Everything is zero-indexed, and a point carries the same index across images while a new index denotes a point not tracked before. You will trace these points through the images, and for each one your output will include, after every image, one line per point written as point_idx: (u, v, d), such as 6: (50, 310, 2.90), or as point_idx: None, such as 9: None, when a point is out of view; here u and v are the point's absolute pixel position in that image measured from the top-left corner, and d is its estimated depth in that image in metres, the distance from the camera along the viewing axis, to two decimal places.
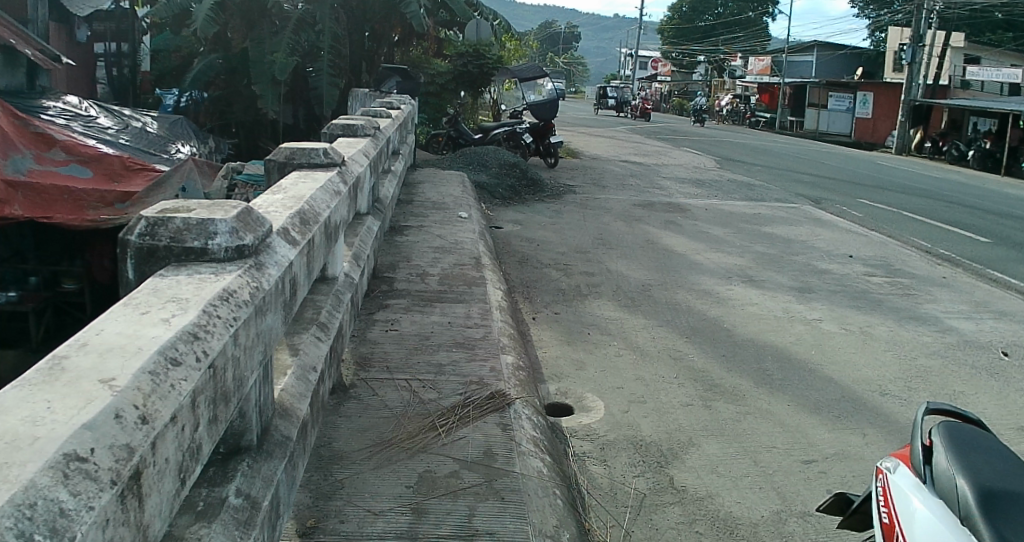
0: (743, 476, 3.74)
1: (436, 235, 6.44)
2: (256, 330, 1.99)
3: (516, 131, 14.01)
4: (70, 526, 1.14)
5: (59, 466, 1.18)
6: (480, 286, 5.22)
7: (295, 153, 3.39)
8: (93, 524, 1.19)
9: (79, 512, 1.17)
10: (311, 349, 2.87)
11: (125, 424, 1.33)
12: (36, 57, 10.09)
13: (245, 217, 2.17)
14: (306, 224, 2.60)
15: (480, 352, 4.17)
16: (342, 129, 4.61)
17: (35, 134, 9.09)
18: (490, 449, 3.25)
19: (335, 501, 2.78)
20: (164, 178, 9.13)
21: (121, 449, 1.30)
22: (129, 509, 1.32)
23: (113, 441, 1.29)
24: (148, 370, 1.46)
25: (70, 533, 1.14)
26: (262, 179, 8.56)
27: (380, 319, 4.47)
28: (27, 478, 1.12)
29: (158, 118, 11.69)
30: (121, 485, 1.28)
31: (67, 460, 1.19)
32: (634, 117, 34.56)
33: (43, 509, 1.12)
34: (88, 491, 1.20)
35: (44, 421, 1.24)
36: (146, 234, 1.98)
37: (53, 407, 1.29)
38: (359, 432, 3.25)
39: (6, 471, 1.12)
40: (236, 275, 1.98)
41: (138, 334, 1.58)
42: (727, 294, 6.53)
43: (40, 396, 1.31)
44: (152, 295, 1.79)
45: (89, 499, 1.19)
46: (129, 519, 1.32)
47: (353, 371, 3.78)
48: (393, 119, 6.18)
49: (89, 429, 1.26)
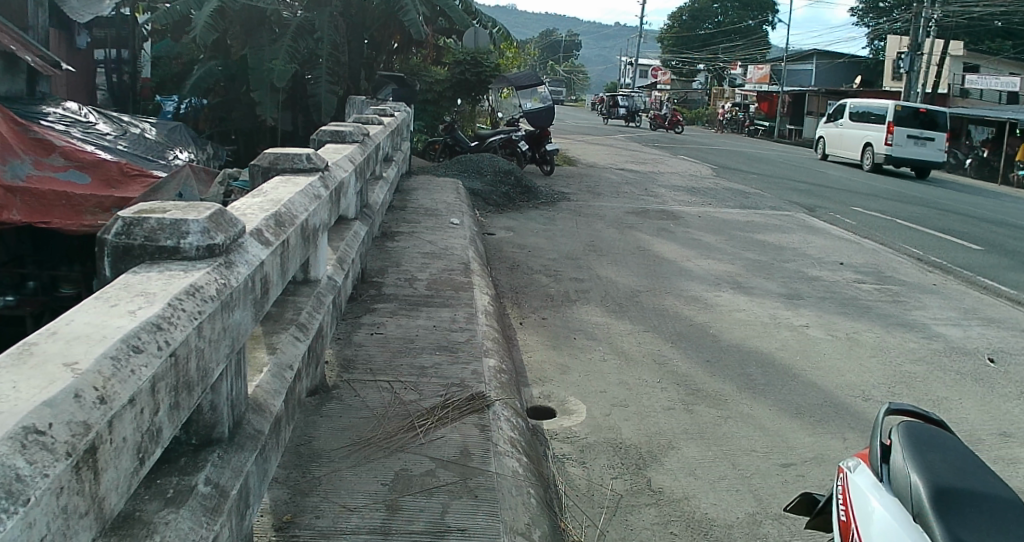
0: (720, 479, 3.79)
1: (426, 241, 6.47)
2: (223, 325, 2.07)
3: (512, 138, 14.14)
4: (24, 491, 1.23)
5: (18, 437, 1.26)
6: (467, 291, 5.26)
7: (279, 158, 3.45)
8: (47, 490, 1.27)
9: (34, 478, 1.25)
10: (289, 348, 2.92)
11: (84, 403, 1.41)
12: (36, 63, 10.13)
13: (218, 218, 2.25)
14: (281, 225, 2.66)
15: (463, 354, 4.23)
16: (331, 135, 4.66)
17: (35, 140, 9.22)
18: (468, 449, 3.31)
19: (312, 498, 2.83)
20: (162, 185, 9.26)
21: (77, 424, 1.38)
22: (85, 480, 1.39)
23: (71, 417, 1.37)
24: (110, 355, 1.54)
25: (24, 496, 1.23)
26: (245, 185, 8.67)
27: (366, 323, 4.51)
28: None
29: (156, 125, 11.84)
30: (76, 457, 1.35)
31: (26, 433, 1.28)
32: (663, 125, 34.18)
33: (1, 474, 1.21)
34: (43, 460, 1.28)
35: (8, 399, 1.33)
36: (123, 233, 2.08)
37: (18, 386, 1.38)
38: (339, 431, 3.31)
39: None
40: (204, 272, 2.05)
41: (105, 324, 1.66)
42: (716, 300, 6.57)
43: (8, 376, 1.40)
44: (123, 290, 1.87)
45: (45, 467, 1.28)
46: (84, 489, 1.39)
47: (337, 373, 3.84)
48: (384, 126, 6.23)
49: (49, 406, 1.35)
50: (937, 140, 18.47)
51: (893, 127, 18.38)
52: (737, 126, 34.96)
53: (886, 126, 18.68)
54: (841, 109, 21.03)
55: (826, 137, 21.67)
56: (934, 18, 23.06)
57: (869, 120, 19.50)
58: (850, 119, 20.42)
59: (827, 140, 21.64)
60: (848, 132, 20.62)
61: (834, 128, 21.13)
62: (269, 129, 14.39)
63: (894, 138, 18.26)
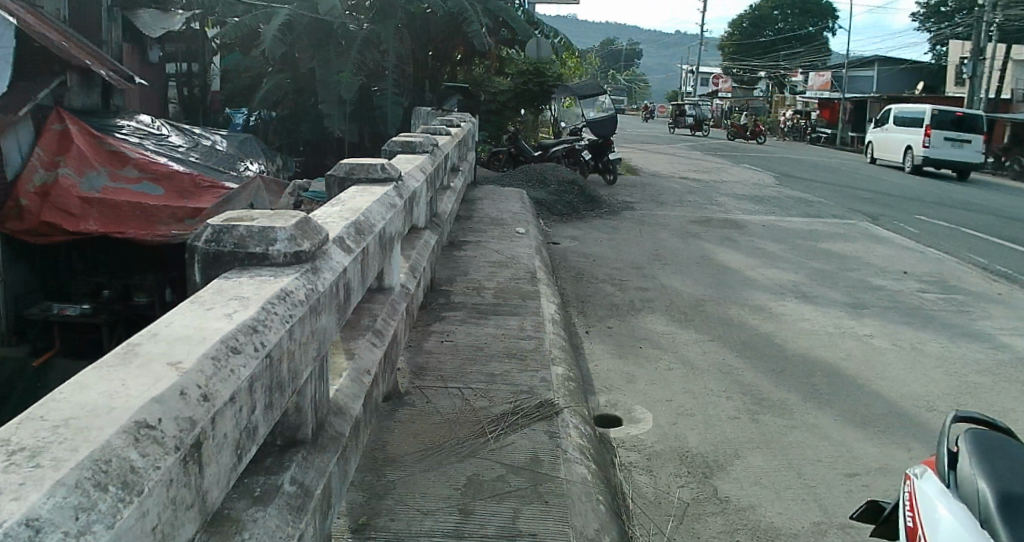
0: (786, 488, 3.76)
1: (493, 250, 6.57)
2: (311, 328, 2.16)
3: (575, 148, 14.38)
4: (138, 481, 1.32)
5: (131, 431, 1.36)
6: (535, 299, 5.32)
7: (355, 168, 3.55)
8: (158, 481, 1.36)
9: (147, 470, 1.35)
10: (366, 353, 3.01)
11: (189, 400, 1.51)
12: (110, 78, 10.59)
13: (304, 226, 2.34)
14: (361, 234, 2.75)
15: (531, 362, 4.28)
16: (402, 146, 4.78)
17: (110, 152, 9.70)
18: (538, 455, 3.36)
19: (387, 501, 2.92)
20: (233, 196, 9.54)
21: (183, 420, 1.47)
22: (190, 473, 1.49)
23: (178, 413, 1.47)
24: (210, 355, 1.64)
25: (137, 486, 1.31)
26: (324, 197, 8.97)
27: (436, 331, 4.61)
28: (104, 440, 1.30)
29: (229, 136, 12.25)
30: (183, 450, 1.45)
31: (138, 427, 1.37)
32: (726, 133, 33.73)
33: (117, 465, 1.29)
34: (154, 452, 1.38)
35: (121, 395, 1.44)
36: (213, 241, 2.19)
37: (129, 383, 1.48)
38: (413, 436, 3.39)
39: (88, 433, 1.31)
40: (293, 277, 2.15)
41: (203, 326, 1.76)
42: (779, 309, 6.51)
43: (119, 375, 1.51)
44: (217, 294, 1.98)
45: (156, 459, 1.38)
46: (190, 481, 1.49)
47: (409, 379, 3.94)
48: (453, 136, 6.36)
49: (158, 402, 1.44)
50: (975, 142, 18.69)
51: (930, 130, 18.67)
52: (798, 134, 34.45)
53: (924, 129, 19.01)
54: (886, 113, 21.26)
55: (874, 141, 21.96)
56: (1003, 20, 22.44)
57: (911, 124, 19.75)
58: (895, 124, 20.66)
59: (875, 144, 21.90)
60: (893, 135, 20.86)
61: (881, 131, 21.38)
62: (333, 141, 14.68)
63: (931, 141, 18.55)
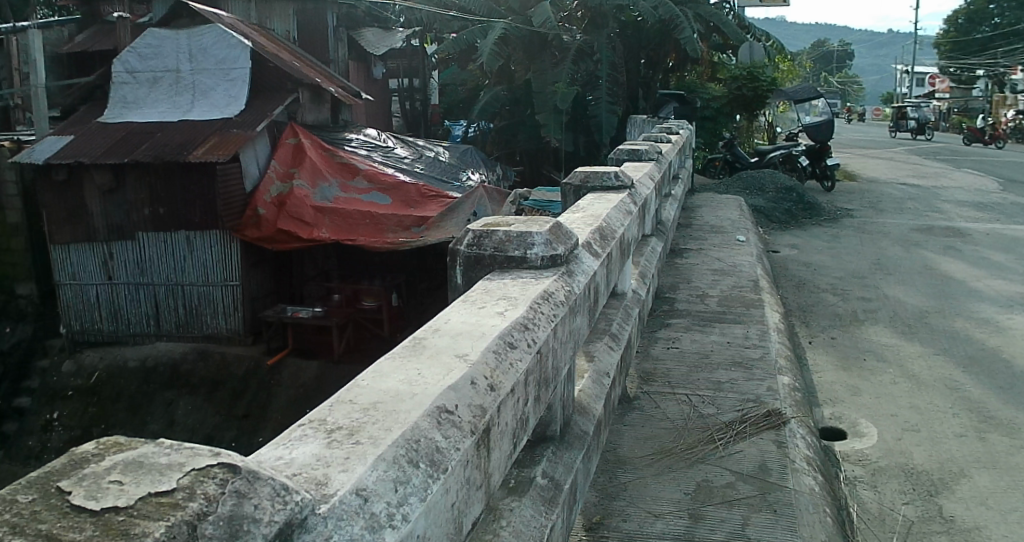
0: (1013, 511, 3.49)
1: (715, 258, 6.51)
2: (567, 329, 2.30)
3: (792, 154, 14.10)
4: (442, 460, 1.66)
5: (433, 415, 1.71)
6: (759, 308, 5.19)
7: (590, 176, 3.65)
8: (458, 459, 1.71)
9: (448, 450, 1.69)
10: (605, 356, 3.08)
11: (478, 389, 1.84)
12: (338, 93, 11.84)
13: (557, 231, 2.46)
14: (605, 240, 2.79)
15: (757, 371, 4.19)
16: (629, 153, 4.89)
17: (343, 165, 10.89)
18: (766, 464, 3.30)
19: (619, 502, 2.97)
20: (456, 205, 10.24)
21: (474, 407, 1.81)
22: (480, 450, 1.83)
23: (470, 400, 1.81)
24: (492, 349, 1.96)
25: (441, 463, 1.66)
26: (556, 206, 9.53)
27: (662, 337, 4.64)
28: (413, 424, 1.65)
29: (450, 147, 12.90)
30: (476, 433, 1.79)
31: (439, 412, 1.72)
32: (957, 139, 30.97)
33: (424, 445, 1.63)
34: (454, 434, 1.72)
35: (425, 384, 1.80)
36: (473, 245, 2.39)
37: (429, 372, 1.85)
38: (643, 440, 3.43)
39: (402, 418, 1.67)
40: (550, 281, 2.29)
41: (482, 322, 2.07)
42: (1010, 323, 6.00)
43: (419, 365, 1.88)
44: (486, 294, 2.22)
45: (455, 440, 1.72)
46: (480, 458, 1.83)
47: (637, 384, 3.99)
48: (675, 144, 6.45)
49: (453, 390, 1.79)
50: None
51: None
52: None
53: None
54: None
55: None
56: None
57: None
58: None
59: None
60: None
61: None
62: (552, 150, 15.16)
63: None
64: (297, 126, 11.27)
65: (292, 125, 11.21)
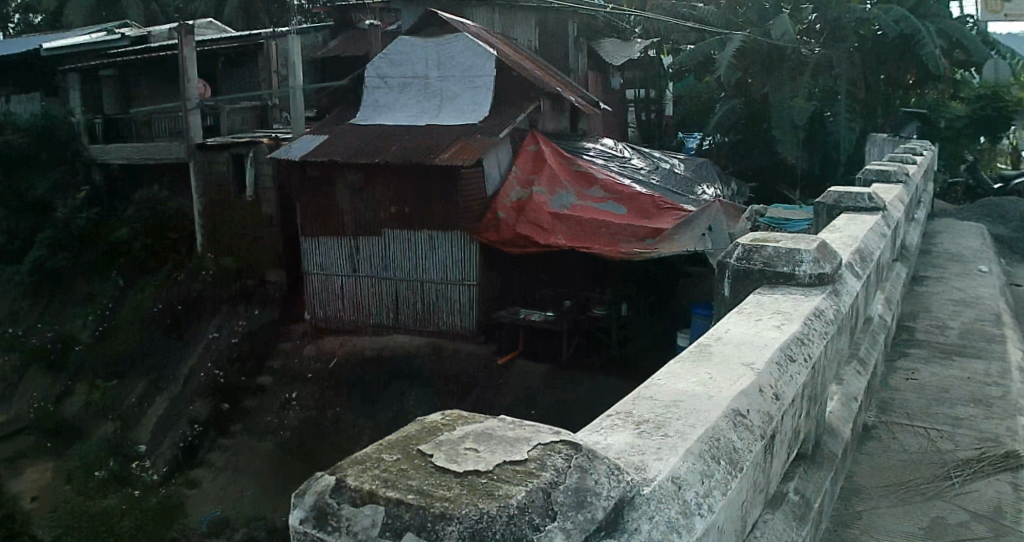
0: None
1: (957, 286, 6.02)
2: (834, 348, 2.35)
3: None
4: (741, 460, 1.72)
5: (731, 416, 1.77)
6: (1002, 342, 4.72)
7: (843, 198, 3.72)
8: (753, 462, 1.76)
9: (746, 452, 1.74)
10: (853, 381, 3.07)
11: (767, 398, 1.91)
12: (578, 103, 12.82)
13: (825, 249, 2.53)
14: (864, 261, 2.81)
15: (997, 408, 3.84)
16: (877, 174, 5.09)
17: (581, 174, 11.47)
18: (1003, 507, 3.04)
19: (852, 530, 2.78)
20: (691, 219, 10.27)
21: (764, 413, 1.88)
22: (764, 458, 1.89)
23: (761, 407, 1.87)
24: (775, 361, 2.03)
25: (740, 463, 1.71)
26: (795, 226, 11.02)
27: (900, 366, 4.39)
28: (715, 422, 1.71)
29: (686, 161, 13.59)
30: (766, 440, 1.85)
31: (735, 414, 1.79)
32: None
33: (726, 445, 1.69)
34: (748, 438, 1.77)
35: (720, 387, 1.88)
36: (743, 259, 2.54)
37: (721, 377, 1.93)
38: (877, 470, 3.24)
39: (707, 415, 1.74)
40: (822, 299, 2.37)
41: (761, 335, 2.16)
42: None
43: (709, 370, 1.97)
44: (759, 308, 2.33)
45: (750, 444, 1.77)
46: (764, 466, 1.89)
47: (874, 412, 3.80)
48: (918, 167, 6.51)
49: (747, 395, 1.86)
50: None
51: None
52: None
53: None
54: None
55: None
56: None
57: None
58: None
59: None
60: None
61: None
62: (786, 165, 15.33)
63: None
64: (538, 136, 12.17)
65: (534, 133, 12.13)
